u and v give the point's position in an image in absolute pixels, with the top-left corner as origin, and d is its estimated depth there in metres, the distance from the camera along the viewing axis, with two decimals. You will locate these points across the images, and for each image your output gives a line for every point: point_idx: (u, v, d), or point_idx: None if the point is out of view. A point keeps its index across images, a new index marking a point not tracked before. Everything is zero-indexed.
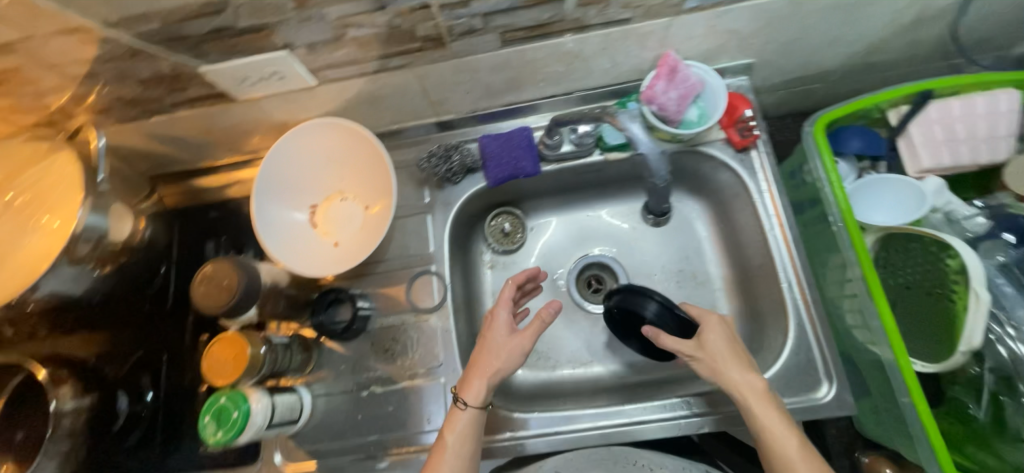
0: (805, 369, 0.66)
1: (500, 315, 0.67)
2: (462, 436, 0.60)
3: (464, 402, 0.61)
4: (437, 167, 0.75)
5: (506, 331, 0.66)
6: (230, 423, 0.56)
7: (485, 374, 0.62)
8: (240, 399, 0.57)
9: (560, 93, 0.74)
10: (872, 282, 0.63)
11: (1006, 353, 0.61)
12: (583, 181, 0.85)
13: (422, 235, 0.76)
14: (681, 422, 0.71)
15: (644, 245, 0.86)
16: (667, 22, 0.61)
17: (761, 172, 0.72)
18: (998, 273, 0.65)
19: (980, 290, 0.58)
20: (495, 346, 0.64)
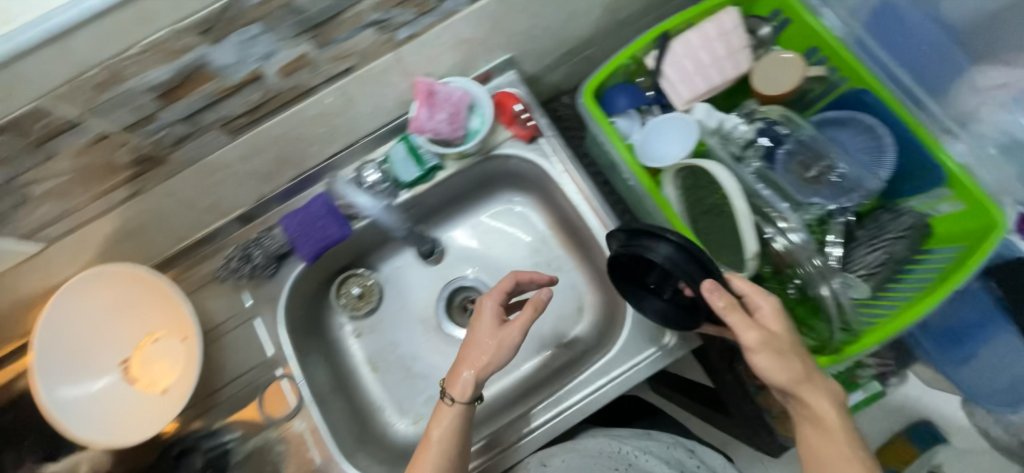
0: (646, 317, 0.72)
1: (488, 305, 0.66)
2: (450, 433, 0.63)
3: (451, 398, 0.62)
4: (239, 270, 0.70)
5: (495, 321, 0.65)
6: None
7: (473, 367, 0.63)
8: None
9: (342, 149, 0.72)
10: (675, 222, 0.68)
11: (784, 246, 0.69)
12: (413, 218, 0.83)
13: (256, 341, 0.72)
14: (604, 391, 0.72)
15: (497, 252, 0.87)
16: (395, 56, 0.60)
17: (554, 154, 0.75)
18: (761, 178, 0.74)
19: (738, 203, 0.65)
20: (481, 338, 0.64)
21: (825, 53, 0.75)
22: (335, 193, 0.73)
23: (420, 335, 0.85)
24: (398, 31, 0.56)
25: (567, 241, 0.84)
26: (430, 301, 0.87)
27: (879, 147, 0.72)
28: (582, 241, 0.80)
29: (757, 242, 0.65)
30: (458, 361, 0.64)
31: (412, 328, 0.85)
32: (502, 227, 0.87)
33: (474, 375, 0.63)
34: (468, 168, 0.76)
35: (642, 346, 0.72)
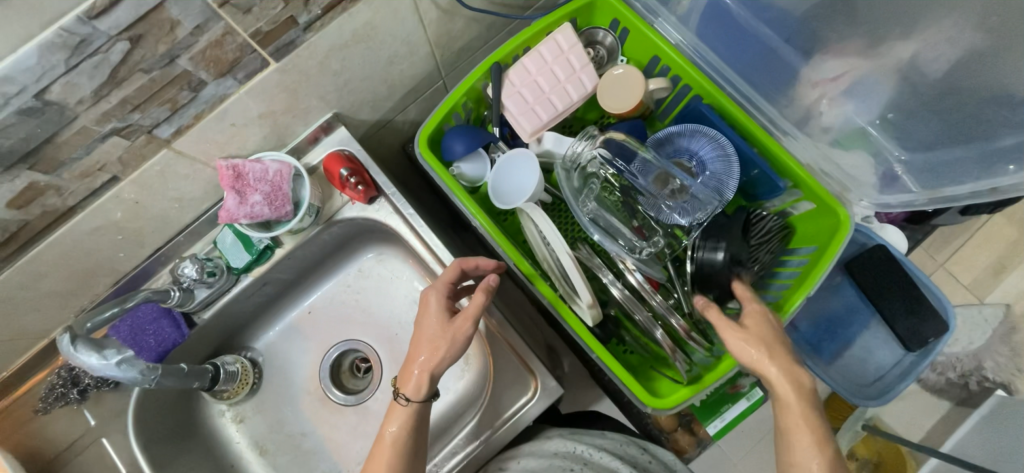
0: (516, 367, 0.69)
1: (435, 296, 0.62)
2: (405, 433, 0.60)
3: (405, 397, 0.60)
4: (72, 393, 0.66)
5: (440, 311, 0.62)
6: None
7: (424, 366, 0.60)
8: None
9: (163, 243, 0.66)
10: (525, 269, 0.66)
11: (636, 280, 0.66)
12: (274, 292, 0.77)
13: (107, 460, 0.67)
14: (550, 389, 0.67)
15: (375, 310, 0.82)
16: (168, 152, 0.54)
17: (399, 210, 0.70)
18: (605, 211, 0.71)
19: (562, 253, 0.61)
20: (432, 332, 0.61)
21: (665, 63, 0.74)
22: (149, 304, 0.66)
23: (306, 410, 0.80)
24: (156, 130, 0.50)
25: None
26: (311, 374, 0.81)
27: (727, 156, 0.69)
28: None
29: (589, 289, 0.61)
30: (413, 355, 0.61)
31: (297, 404, 0.80)
32: (375, 284, 0.82)
33: (424, 371, 0.60)
34: (313, 238, 0.71)
35: (520, 392, 0.68)
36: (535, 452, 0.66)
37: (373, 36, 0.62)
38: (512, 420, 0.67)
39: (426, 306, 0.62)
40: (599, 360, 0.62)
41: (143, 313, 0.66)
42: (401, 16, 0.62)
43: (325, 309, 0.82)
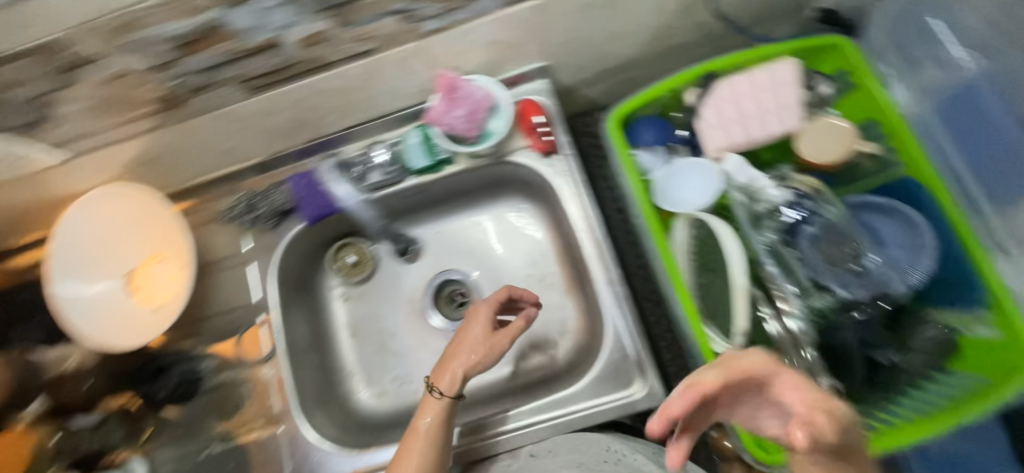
0: (622, 364, 0.68)
1: (484, 309, 0.68)
2: (438, 424, 0.63)
3: (440, 391, 0.63)
4: (244, 216, 0.75)
5: (484, 323, 0.67)
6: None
7: (463, 365, 0.64)
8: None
9: (360, 122, 0.73)
10: (673, 272, 0.66)
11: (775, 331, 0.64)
12: (417, 201, 0.83)
13: (245, 284, 0.75)
14: (637, 398, 0.66)
15: (494, 255, 0.85)
16: (417, 46, 0.59)
17: (568, 174, 0.72)
18: (768, 252, 0.68)
19: (737, 275, 0.62)
20: (474, 341, 0.65)
21: (881, 127, 0.68)
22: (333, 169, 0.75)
23: (401, 317, 0.85)
24: (425, 22, 0.56)
25: (563, 261, 0.82)
26: (417, 287, 0.86)
27: (919, 247, 0.64)
28: (575, 263, 0.78)
29: (746, 320, 0.61)
30: (450, 356, 0.65)
31: (397, 309, 0.85)
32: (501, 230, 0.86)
33: (461, 372, 0.64)
34: (480, 169, 0.75)
35: (610, 387, 0.68)
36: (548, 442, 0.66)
37: (619, 6, 0.64)
38: (591, 409, 0.67)
39: (471, 321, 0.67)
40: None
41: (318, 174, 0.74)
42: None
43: (450, 237, 0.86)
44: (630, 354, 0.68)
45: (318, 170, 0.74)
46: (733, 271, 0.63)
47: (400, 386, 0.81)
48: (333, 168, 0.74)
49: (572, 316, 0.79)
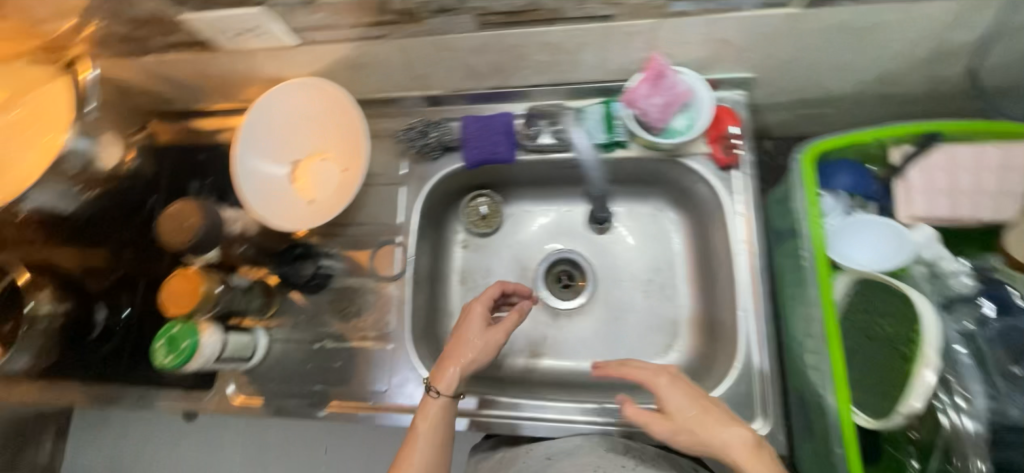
0: (743, 403, 0.63)
1: (475, 308, 0.68)
2: (437, 425, 0.62)
3: (438, 391, 0.62)
4: (415, 141, 0.76)
5: (472, 325, 0.67)
6: (179, 351, 0.61)
7: (459, 361, 0.64)
8: (190, 329, 0.61)
9: (547, 83, 0.73)
10: (830, 316, 0.60)
11: (947, 425, 0.58)
12: (564, 175, 0.82)
13: (392, 204, 0.78)
14: None
15: (620, 250, 0.85)
16: (654, 24, 0.58)
17: (740, 194, 0.68)
18: (959, 339, 0.61)
19: (932, 356, 0.56)
20: (464, 341, 0.66)
21: None
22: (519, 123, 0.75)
23: (514, 280, 0.87)
24: (676, 2, 0.55)
25: (695, 280, 0.79)
26: (535, 256, 0.87)
27: None
28: (711, 287, 0.75)
29: (925, 402, 0.56)
30: (446, 355, 0.65)
31: (512, 271, 0.87)
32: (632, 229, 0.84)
33: (460, 370, 0.64)
34: (644, 160, 0.74)
35: None
36: (559, 444, 0.67)
37: (868, 37, 0.60)
38: None
39: (463, 322, 0.67)
40: (842, 458, 0.59)
41: (510, 123, 0.74)
42: (909, 35, 0.59)
43: (582, 219, 0.87)
44: (756, 395, 0.63)
45: (564, 116, 0.72)
46: (928, 351, 0.57)
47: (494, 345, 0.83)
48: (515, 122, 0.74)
49: (686, 337, 0.78)
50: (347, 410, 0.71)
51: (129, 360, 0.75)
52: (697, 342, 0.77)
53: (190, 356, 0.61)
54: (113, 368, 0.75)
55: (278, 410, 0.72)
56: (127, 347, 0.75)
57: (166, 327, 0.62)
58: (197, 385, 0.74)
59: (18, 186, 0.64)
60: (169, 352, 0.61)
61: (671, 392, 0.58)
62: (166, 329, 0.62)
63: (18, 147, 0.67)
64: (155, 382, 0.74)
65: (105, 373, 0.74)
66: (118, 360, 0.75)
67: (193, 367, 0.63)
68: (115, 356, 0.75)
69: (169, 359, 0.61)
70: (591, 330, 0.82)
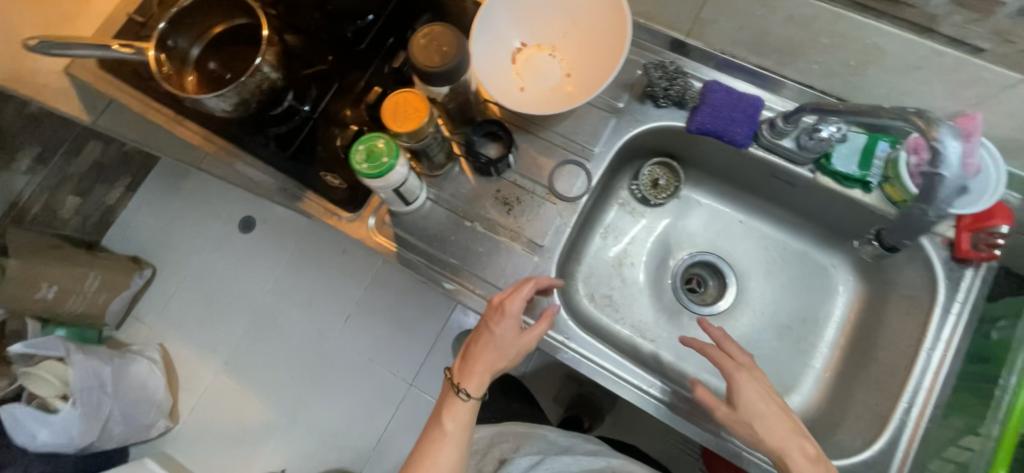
0: None
1: (510, 312, 0.63)
2: (462, 427, 0.64)
3: (466, 393, 0.63)
4: (657, 82, 0.70)
5: (505, 329, 0.63)
6: (377, 165, 0.59)
7: (488, 367, 0.64)
8: (393, 149, 0.60)
9: (819, 88, 0.67)
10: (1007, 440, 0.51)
11: None
12: (766, 187, 0.76)
13: (596, 131, 0.74)
14: None
15: (772, 284, 0.80)
16: (1014, 81, 0.51)
17: (962, 293, 0.63)
18: None
19: None
20: (498, 347, 0.64)
21: None
22: (766, 116, 0.69)
23: (654, 262, 0.83)
24: None
25: (843, 350, 0.74)
26: (684, 249, 0.84)
27: None
28: (862, 363, 0.70)
29: None
30: (477, 360, 0.64)
31: (655, 254, 0.83)
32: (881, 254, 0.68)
33: (486, 374, 0.64)
34: (871, 215, 0.67)
35: None
36: (564, 462, 0.82)
37: None
38: None
39: (496, 324, 0.64)
40: None
41: (760, 111, 0.68)
42: None
43: (750, 239, 0.82)
44: None
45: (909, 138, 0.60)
46: None
47: (607, 309, 0.81)
48: (763, 113, 0.69)
49: (804, 397, 0.74)
50: (471, 296, 0.70)
51: (291, 151, 0.75)
52: (813, 406, 0.73)
53: (382, 174, 0.59)
54: (274, 149, 0.75)
55: (409, 264, 0.72)
56: (296, 138, 0.75)
57: (369, 136, 0.60)
58: (343, 204, 0.73)
59: None
60: (366, 161, 0.59)
61: (748, 387, 0.59)
62: (369, 138, 0.60)
63: None
64: (305, 179, 0.74)
65: (267, 150, 0.75)
66: (283, 145, 0.75)
67: (377, 185, 0.61)
68: (283, 139, 0.75)
69: (364, 167, 0.59)
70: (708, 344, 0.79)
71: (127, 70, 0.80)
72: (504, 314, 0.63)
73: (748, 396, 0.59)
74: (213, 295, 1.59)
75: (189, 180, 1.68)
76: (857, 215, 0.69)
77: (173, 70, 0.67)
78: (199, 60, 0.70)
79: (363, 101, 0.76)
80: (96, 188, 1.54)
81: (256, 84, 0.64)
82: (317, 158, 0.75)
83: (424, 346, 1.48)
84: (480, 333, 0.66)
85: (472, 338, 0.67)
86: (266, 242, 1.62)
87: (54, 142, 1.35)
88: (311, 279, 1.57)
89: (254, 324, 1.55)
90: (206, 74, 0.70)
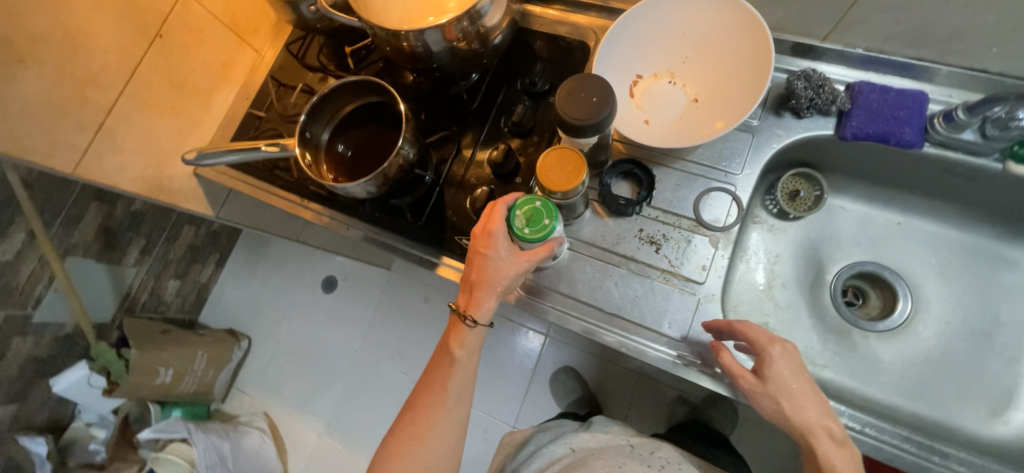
0: None
1: (497, 232, 0.58)
2: (472, 352, 0.61)
3: (473, 320, 0.58)
4: (802, 92, 0.65)
5: (500, 247, 0.58)
6: (540, 229, 0.57)
7: (494, 292, 0.58)
8: (552, 211, 0.58)
9: (995, 72, 0.60)
10: None
11: None
12: (933, 183, 0.69)
13: (735, 151, 0.69)
14: None
15: (951, 287, 0.72)
16: None
17: None
18: None
19: None
20: (495, 269, 0.58)
21: None
22: (933, 110, 0.63)
23: (807, 280, 0.77)
24: None
25: None
26: (838, 261, 0.77)
27: None
28: None
29: None
30: (478, 285, 0.59)
31: (807, 271, 0.77)
32: None
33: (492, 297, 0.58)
34: None
35: None
36: (582, 438, 0.80)
37: None
38: None
39: (487, 245, 0.58)
40: None
41: (927, 106, 0.63)
42: None
43: (914, 241, 0.75)
44: None
45: None
46: None
47: None
48: (930, 108, 0.63)
49: None
50: (636, 344, 0.66)
51: (420, 218, 0.75)
52: None
53: (544, 238, 0.57)
54: (403, 220, 0.75)
55: (555, 317, 0.68)
56: (424, 206, 0.75)
57: (527, 198, 0.58)
58: None
59: (410, 24, 0.65)
60: (527, 226, 0.57)
61: (780, 363, 0.55)
62: (527, 201, 0.58)
63: None
64: (440, 245, 0.73)
65: (397, 222, 0.76)
66: (411, 215, 0.75)
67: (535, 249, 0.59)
68: (411, 209, 0.75)
69: (527, 232, 0.57)
70: (893, 363, 0.71)
71: (256, 163, 0.84)
72: (493, 233, 0.58)
73: (780, 370, 0.55)
74: (304, 358, 1.60)
75: (270, 248, 1.68)
76: None
77: (312, 160, 0.69)
78: (330, 145, 0.72)
79: (484, 159, 0.75)
80: (191, 268, 1.51)
81: (397, 164, 0.65)
82: (447, 222, 0.74)
83: (522, 379, 1.32)
84: (471, 258, 0.60)
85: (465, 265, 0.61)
86: (350, 301, 1.62)
87: (157, 232, 1.29)
88: (399, 331, 1.55)
89: (349, 383, 1.54)
90: (336, 158, 0.71)
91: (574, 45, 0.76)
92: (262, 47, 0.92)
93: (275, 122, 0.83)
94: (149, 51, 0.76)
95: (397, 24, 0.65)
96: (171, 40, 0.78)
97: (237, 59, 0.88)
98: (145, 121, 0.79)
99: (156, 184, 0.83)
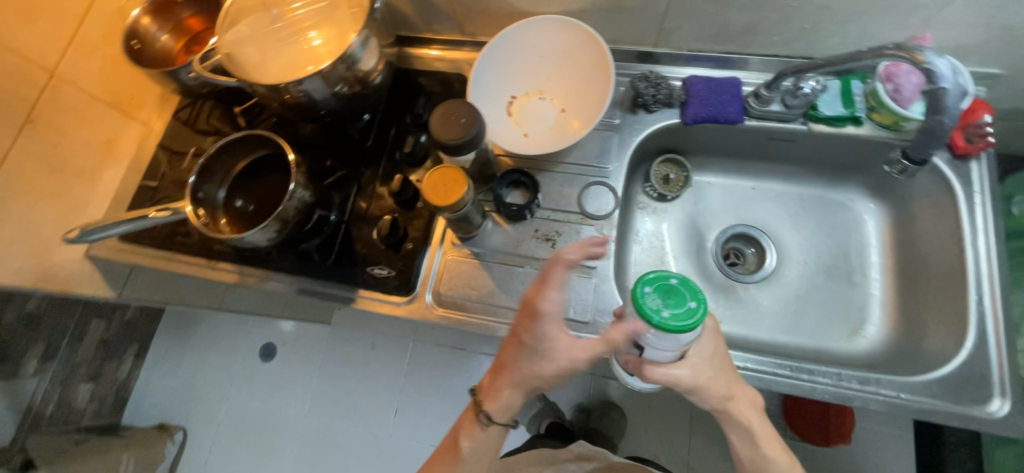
0: (977, 382, 0.62)
1: (543, 316, 0.51)
2: (480, 447, 0.60)
3: (489, 417, 0.58)
4: (644, 90, 0.76)
5: (540, 338, 0.52)
6: (685, 312, 0.46)
7: (514, 385, 0.56)
8: (694, 289, 0.47)
9: (782, 55, 0.75)
10: None
11: None
12: (768, 149, 0.82)
13: (604, 148, 0.79)
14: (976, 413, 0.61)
15: (805, 231, 0.85)
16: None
17: (978, 184, 0.68)
18: None
19: None
20: (529, 360, 0.54)
21: None
22: (746, 91, 0.77)
23: (692, 250, 0.87)
24: None
25: (894, 271, 0.79)
26: (713, 228, 0.88)
27: None
28: (920, 273, 0.74)
29: None
30: (502, 374, 0.57)
31: (688, 242, 0.87)
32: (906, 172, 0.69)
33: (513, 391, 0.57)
34: (869, 143, 0.74)
35: (925, 391, 0.62)
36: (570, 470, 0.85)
37: None
38: (923, 405, 0.62)
39: (529, 330, 0.53)
40: None
41: (741, 88, 0.76)
42: None
43: (768, 199, 0.88)
44: (993, 378, 0.62)
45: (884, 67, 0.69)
46: None
47: None
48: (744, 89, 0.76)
49: (877, 326, 0.77)
50: None
51: (330, 256, 0.77)
52: (890, 333, 0.76)
53: (692, 323, 0.45)
54: (313, 262, 0.77)
55: (474, 325, 0.72)
56: (332, 245, 0.77)
57: (656, 275, 0.48)
58: (397, 289, 0.74)
59: (287, 76, 0.69)
60: (665, 308, 0.46)
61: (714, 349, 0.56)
62: (660, 275, 0.48)
63: (286, 44, 0.72)
64: (352, 278, 0.75)
65: (307, 265, 0.77)
66: (321, 256, 0.77)
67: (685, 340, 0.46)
68: (320, 250, 0.77)
69: (667, 314, 0.46)
70: (772, 306, 0.82)
71: (154, 232, 0.82)
72: (537, 318, 0.52)
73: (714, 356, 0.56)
74: (249, 435, 1.49)
75: (196, 327, 1.56)
76: (858, 144, 0.75)
77: (208, 218, 0.71)
78: (226, 201, 0.73)
79: (384, 190, 0.79)
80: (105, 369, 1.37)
81: (294, 207, 0.68)
82: (355, 255, 0.76)
83: None
84: (513, 334, 0.56)
85: (502, 344, 0.58)
86: (291, 364, 1.54)
87: (57, 335, 1.16)
88: (349, 385, 1.49)
89: (306, 450, 1.46)
90: (235, 213, 0.73)
91: (453, 77, 0.85)
92: (147, 119, 0.92)
93: (171, 190, 0.83)
94: (20, 137, 0.74)
95: (276, 77, 0.69)
96: (43, 124, 0.77)
97: (122, 134, 0.88)
98: (22, 210, 0.75)
99: (43, 272, 0.79)
